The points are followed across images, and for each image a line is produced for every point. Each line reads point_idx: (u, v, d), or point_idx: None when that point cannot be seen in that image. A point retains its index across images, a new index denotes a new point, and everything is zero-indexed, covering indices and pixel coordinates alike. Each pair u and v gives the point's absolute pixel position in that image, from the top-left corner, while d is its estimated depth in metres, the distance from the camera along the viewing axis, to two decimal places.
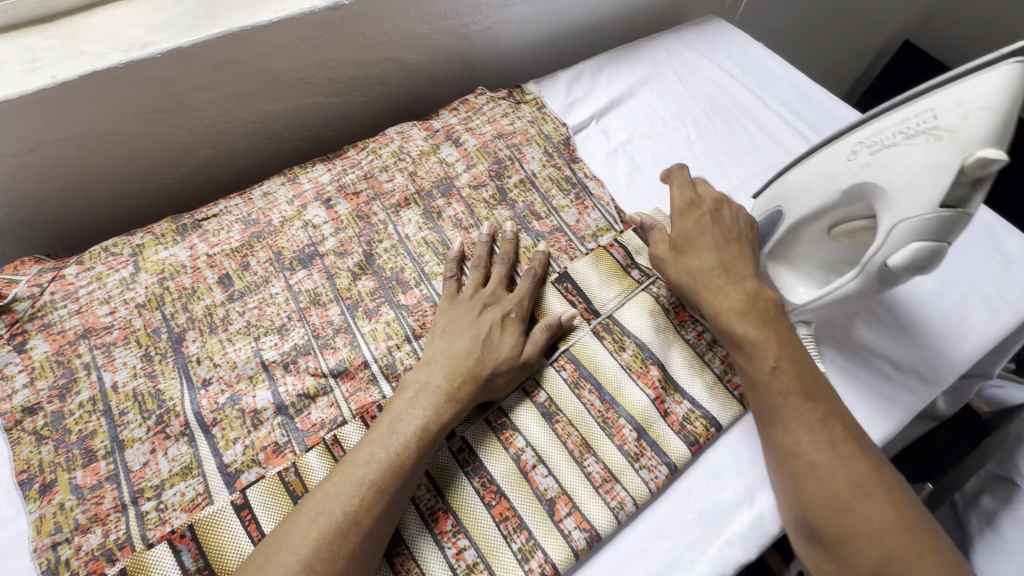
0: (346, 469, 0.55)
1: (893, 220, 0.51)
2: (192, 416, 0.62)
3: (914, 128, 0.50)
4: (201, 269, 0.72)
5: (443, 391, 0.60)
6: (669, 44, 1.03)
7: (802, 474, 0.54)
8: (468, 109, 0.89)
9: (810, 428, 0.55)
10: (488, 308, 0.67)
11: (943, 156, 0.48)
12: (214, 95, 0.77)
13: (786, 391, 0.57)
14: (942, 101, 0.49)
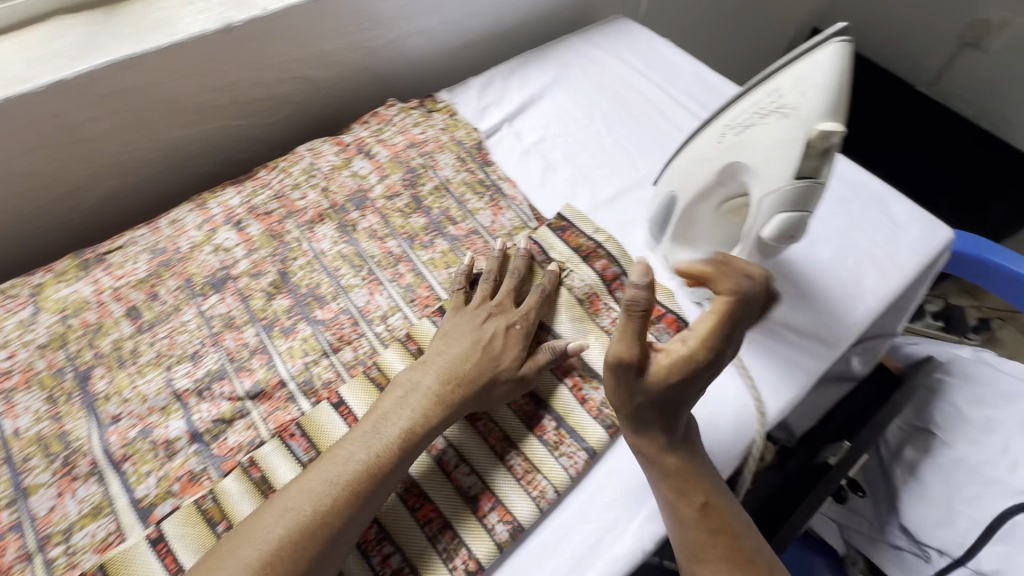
0: (323, 466, 0.55)
1: (759, 194, 0.55)
2: (101, 454, 0.60)
3: (766, 108, 0.54)
4: (106, 303, 0.70)
5: (434, 394, 0.61)
6: (577, 45, 1.07)
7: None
8: (379, 121, 0.90)
9: (740, 569, 0.53)
10: (495, 313, 0.68)
11: (790, 131, 0.51)
12: (110, 126, 0.75)
13: (714, 528, 0.55)
14: (784, 82, 0.53)
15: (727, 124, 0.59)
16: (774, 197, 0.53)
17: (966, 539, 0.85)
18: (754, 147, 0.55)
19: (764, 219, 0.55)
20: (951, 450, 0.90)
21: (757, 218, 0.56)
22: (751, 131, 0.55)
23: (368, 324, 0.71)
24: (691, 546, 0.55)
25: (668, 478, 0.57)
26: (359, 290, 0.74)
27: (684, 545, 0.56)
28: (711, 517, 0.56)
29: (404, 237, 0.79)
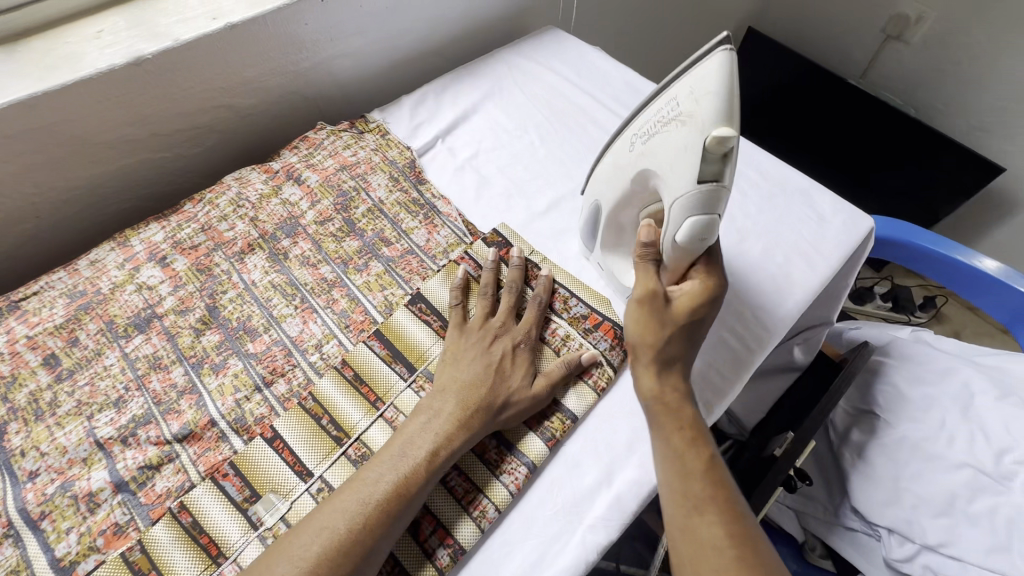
0: (356, 487, 0.56)
1: (671, 202, 0.57)
2: (17, 513, 0.57)
3: (669, 116, 0.56)
4: (21, 353, 0.67)
5: (454, 417, 0.61)
6: (509, 59, 1.08)
7: (723, 569, 0.49)
8: (308, 146, 0.89)
9: (732, 523, 0.52)
10: (501, 334, 0.68)
11: (688, 141, 0.53)
12: (16, 168, 0.72)
13: (712, 481, 0.54)
14: (681, 93, 0.54)
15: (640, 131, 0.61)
16: (682, 201, 0.55)
17: (912, 515, 0.85)
18: (663, 159, 0.57)
19: (677, 227, 0.57)
20: (895, 429, 0.92)
21: (672, 226, 0.58)
22: (659, 144, 0.57)
23: (302, 354, 0.70)
24: (688, 491, 0.54)
25: (676, 427, 0.58)
26: (292, 319, 0.73)
27: (682, 492, 0.54)
28: (715, 471, 0.55)
29: (338, 261, 0.78)
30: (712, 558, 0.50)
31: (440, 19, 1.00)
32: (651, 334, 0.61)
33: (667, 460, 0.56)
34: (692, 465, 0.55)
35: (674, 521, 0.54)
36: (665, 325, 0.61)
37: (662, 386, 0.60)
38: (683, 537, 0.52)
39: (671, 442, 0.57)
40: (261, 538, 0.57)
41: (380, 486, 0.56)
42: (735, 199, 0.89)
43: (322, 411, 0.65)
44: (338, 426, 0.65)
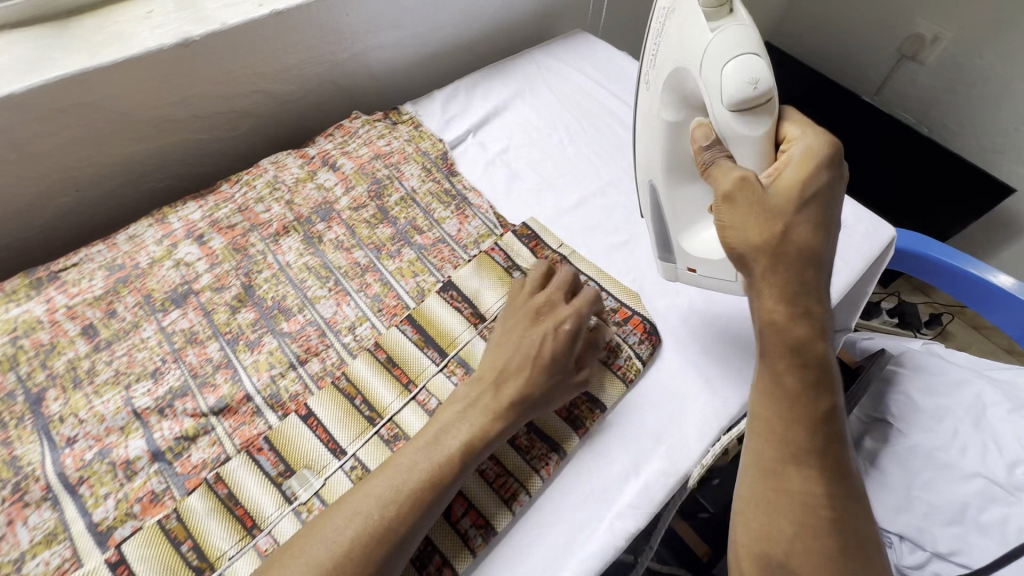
0: (389, 471, 0.55)
1: (704, 70, 0.58)
2: (55, 478, 0.58)
3: (666, 18, 0.65)
4: (60, 322, 0.68)
5: (490, 407, 0.60)
6: (540, 59, 1.09)
7: (809, 524, 0.46)
8: (343, 134, 0.90)
9: (831, 480, 0.47)
10: (545, 317, 0.67)
11: (686, 10, 0.60)
12: (62, 141, 0.73)
13: (822, 429, 0.48)
14: (663, 2, 0.66)
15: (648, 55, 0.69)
16: (712, 55, 0.56)
17: (924, 523, 0.85)
18: (671, 52, 0.63)
19: (718, 84, 0.56)
20: (909, 438, 0.91)
21: (711, 94, 0.57)
22: (665, 45, 0.64)
23: (336, 335, 0.71)
24: (788, 438, 0.48)
25: (793, 364, 0.49)
26: (325, 301, 0.74)
27: (781, 436, 0.49)
28: (829, 424, 0.49)
29: (372, 247, 0.79)
30: (798, 510, 0.47)
31: (474, 15, 1.02)
32: (754, 228, 0.51)
33: (770, 398, 0.50)
34: (804, 413, 0.48)
35: (762, 461, 0.49)
36: (774, 210, 0.50)
37: (794, 302, 0.49)
38: (766, 478, 0.49)
39: (777, 381, 0.50)
40: (295, 512, 0.58)
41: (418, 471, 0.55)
42: None
43: (355, 391, 0.66)
44: (371, 405, 0.65)
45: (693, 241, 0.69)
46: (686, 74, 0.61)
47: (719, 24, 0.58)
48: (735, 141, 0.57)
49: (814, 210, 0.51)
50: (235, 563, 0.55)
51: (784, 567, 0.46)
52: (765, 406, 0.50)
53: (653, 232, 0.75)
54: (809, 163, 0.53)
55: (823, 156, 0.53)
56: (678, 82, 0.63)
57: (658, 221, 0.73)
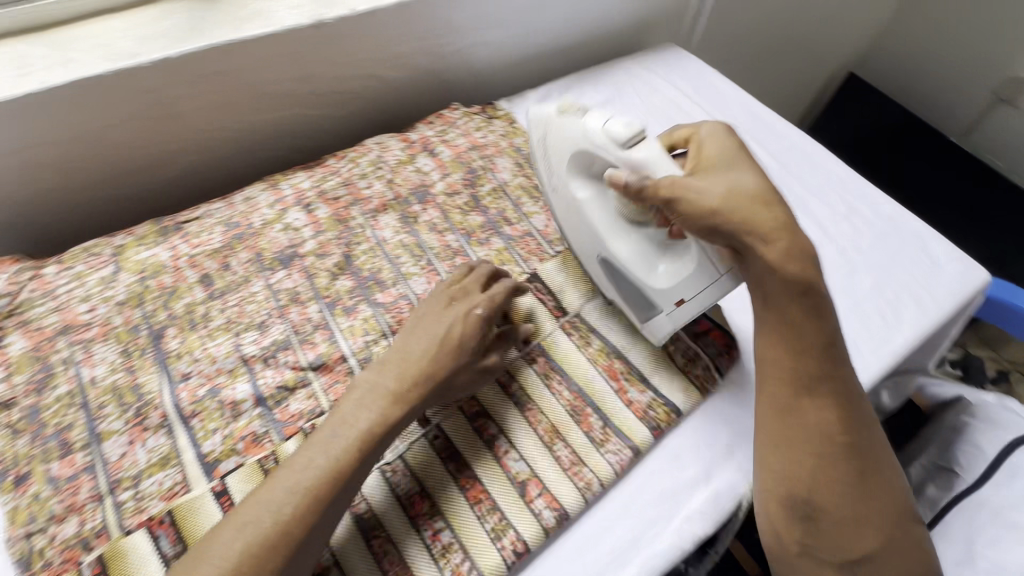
0: (280, 475, 0.53)
1: (593, 137, 0.64)
2: (172, 408, 0.63)
3: (543, 149, 0.73)
4: (182, 269, 0.74)
5: (391, 393, 0.59)
6: (631, 67, 1.10)
7: (823, 454, 0.57)
8: (443, 123, 0.94)
9: (842, 411, 0.58)
10: (456, 300, 0.68)
11: (557, 120, 0.68)
12: (198, 104, 0.79)
13: (830, 366, 0.58)
14: (533, 144, 0.75)
15: (548, 178, 0.75)
16: (591, 124, 0.64)
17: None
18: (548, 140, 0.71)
19: (605, 138, 0.62)
20: (971, 489, 0.82)
21: (600, 148, 0.63)
22: (553, 159, 0.71)
23: None
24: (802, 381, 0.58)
25: (798, 305, 0.57)
26: (418, 278, 0.78)
27: (792, 381, 0.58)
28: (829, 352, 0.58)
29: (462, 232, 0.83)
30: (815, 443, 0.57)
31: (574, 20, 1.04)
32: (713, 195, 0.55)
33: (780, 344, 0.58)
34: (813, 352, 0.57)
35: (776, 403, 0.59)
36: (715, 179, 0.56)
37: (783, 246, 0.55)
38: (784, 417, 0.59)
39: (786, 327, 0.58)
40: (381, 470, 0.61)
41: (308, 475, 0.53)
42: (848, 232, 0.89)
43: None
44: None
45: (666, 279, 0.65)
46: (576, 153, 0.68)
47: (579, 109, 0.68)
48: (655, 164, 0.59)
49: (743, 171, 0.58)
50: None
51: (810, 495, 0.57)
52: (778, 354, 0.59)
53: (630, 304, 0.73)
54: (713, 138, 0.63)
55: (714, 129, 0.64)
56: (573, 168, 0.70)
57: (628, 289, 0.72)
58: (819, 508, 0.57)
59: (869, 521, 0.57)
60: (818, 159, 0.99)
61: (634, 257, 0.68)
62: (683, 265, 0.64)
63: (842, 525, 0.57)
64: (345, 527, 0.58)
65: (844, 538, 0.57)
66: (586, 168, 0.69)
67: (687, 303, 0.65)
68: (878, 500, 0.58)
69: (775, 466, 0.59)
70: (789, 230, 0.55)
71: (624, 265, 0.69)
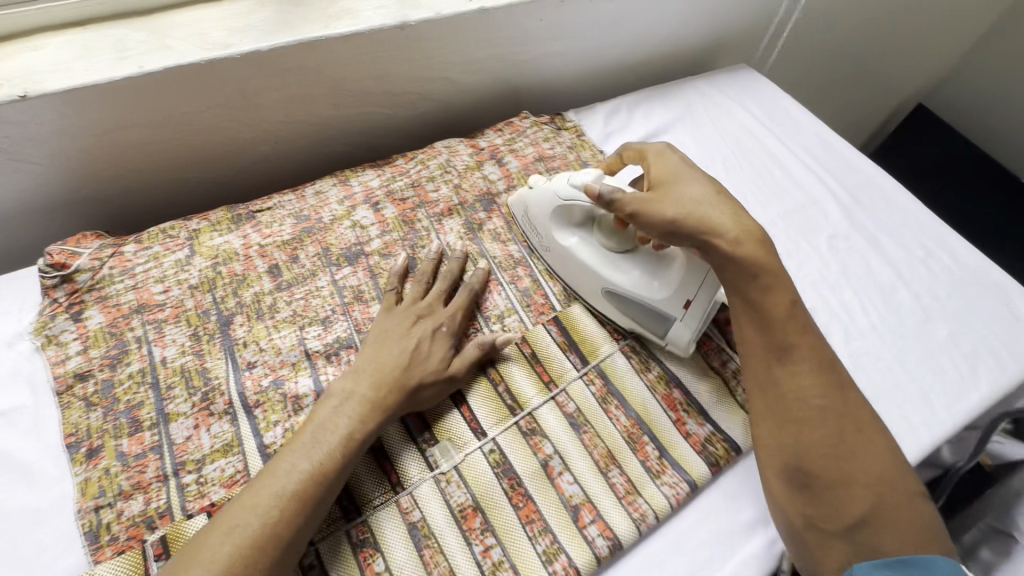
0: (265, 481, 0.53)
1: (563, 187, 0.74)
2: (236, 396, 0.64)
3: (527, 222, 0.80)
4: (252, 258, 0.75)
5: (368, 401, 0.60)
6: (703, 88, 1.08)
7: (806, 419, 0.59)
8: (512, 131, 0.94)
9: (819, 374, 0.60)
10: (425, 318, 0.69)
11: (532, 191, 0.78)
12: (279, 97, 0.79)
13: (800, 334, 0.61)
14: (517, 225, 0.83)
15: (534, 247, 0.81)
16: (559, 182, 0.74)
17: None
18: (530, 208, 0.79)
19: (571, 186, 0.73)
20: None
21: (575, 199, 0.73)
22: (538, 222, 0.78)
23: (485, 321, 0.74)
24: (775, 348, 0.61)
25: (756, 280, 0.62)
26: None
27: (764, 350, 0.62)
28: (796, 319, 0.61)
29: (525, 243, 0.83)
30: (796, 409, 0.59)
31: (650, 34, 1.02)
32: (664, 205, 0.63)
33: (752, 317, 0.63)
34: (779, 321, 0.61)
35: (757, 375, 0.62)
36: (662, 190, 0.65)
37: (730, 231, 0.62)
38: (766, 387, 0.61)
39: (748, 303, 0.63)
40: (436, 479, 0.61)
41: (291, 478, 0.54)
42: (923, 277, 0.85)
43: (499, 379, 0.69)
44: (512, 395, 0.68)
45: (677, 287, 0.68)
46: (554, 211, 0.75)
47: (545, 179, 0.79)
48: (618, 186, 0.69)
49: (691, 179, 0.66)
50: (379, 514, 0.59)
51: (804, 462, 0.58)
52: (745, 328, 0.63)
53: (642, 332, 0.73)
54: (655, 152, 0.72)
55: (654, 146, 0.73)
56: (559, 225, 0.76)
57: (637, 317, 0.72)
58: (812, 473, 0.57)
59: (863, 483, 0.56)
60: (895, 197, 0.94)
61: (640, 277, 0.71)
62: (684, 268, 0.68)
63: (838, 490, 0.56)
64: (399, 533, 0.58)
65: (843, 503, 0.55)
66: (571, 222, 0.76)
67: (694, 304, 0.68)
68: (871, 463, 0.57)
69: (764, 434, 0.61)
70: (733, 214, 0.63)
71: (630, 290, 0.70)
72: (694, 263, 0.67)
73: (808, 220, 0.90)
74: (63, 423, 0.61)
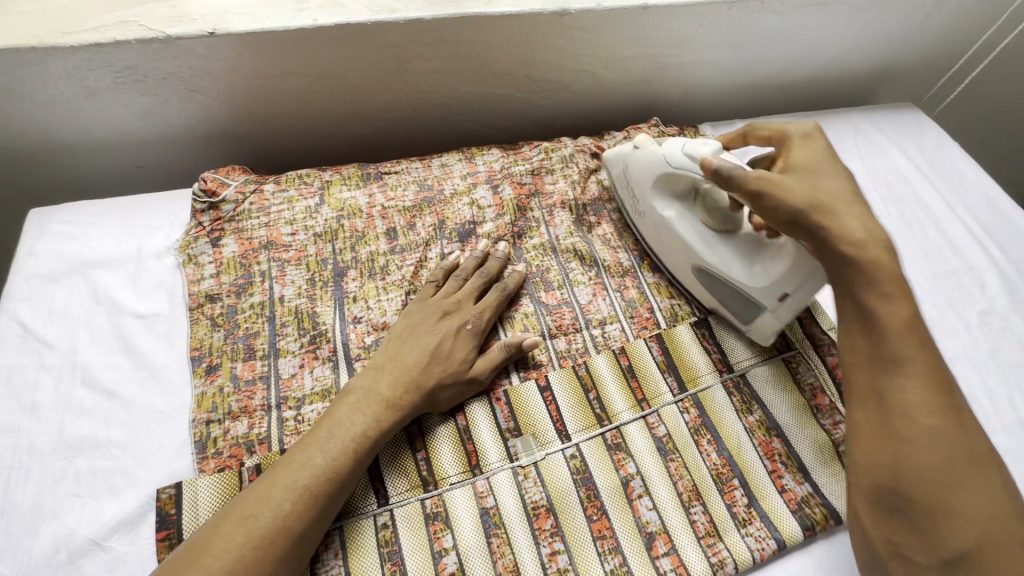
0: (279, 472, 0.54)
1: (672, 154, 0.69)
2: (341, 345, 0.67)
3: (624, 183, 0.78)
4: (374, 218, 0.77)
5: (384, 400, 0.60)
6: (859, 124, 0.98)
7: (908, 437, 0.49)
8: (638, 136, 0.89)
9: (931, 392, 0.50)
10: (451, 314, 0.68)
11: (636, 151, 0.75)
12: (429, 67, 0.80)
13: (916, 342, 0.52)
14: (615, 184, 0.81)
15: (630, 210, 0.79)
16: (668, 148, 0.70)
17: None
18: (630, 170, 0.76)
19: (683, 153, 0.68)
20: None
21: (684, 169, 0.68)
22: (636, 183, 0.76)
23: (587, 325, 0.72)
24: (879, 354, 0.52)
25: (868, 282, 0.54)
26: (584, 287, 0.75)
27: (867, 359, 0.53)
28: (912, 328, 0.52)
29: (636, 254, 0.80)
30: (898, 426, 0.50)
31: (811, 55, 0.95)
32: (794, 193, 0.57)
33: (860, 320, 0.55)
34: (888, 328, 0.52)
35: (857, 383, 0.54)
36: (794, 177, 0.58)
37: (857, 232, 0.55)
38: (866, 397, 0.53)
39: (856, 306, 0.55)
40: (514, 471, 0.61)
41: (305, 474, 0.54)
42: None
43: (592, 385, 0.67)
44: (603, 405, 0.66)
45: (772, 278, 0.65)
46: (655, 177, 0.72)
47: (652, 138, 0.74)
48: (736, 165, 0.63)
49: (830, 174, 0.59)
50: (453, 491, 0.59)
51: (899, 485, 0.49)
52: (851, 332, 0.55)
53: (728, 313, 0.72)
54: (798, 136, 0.63)
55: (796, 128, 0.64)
56: (659, 194, 0.73)
57: (724, 296, 0.70)
58: (905, 496, 0.49)
59: (970, 519, 0.46)
60: None
61: (735, 262, 0.68)
62: (785, 261, 0.64)
63: (938, 521, 0.47)
64: (470, 515, 0.58)
65: (942, 534, 0.47)
66: (673, 192, 0.73)
67: (791, 298, 0.64)
68: (984, 502, 0.47)
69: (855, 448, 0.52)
70: (863, 220, 0.56)
71: (723, 270, 0.68)
72: (801, 253, 0.62)
73: (960, 290, 0.80)
74: (190, 336, 0.66)
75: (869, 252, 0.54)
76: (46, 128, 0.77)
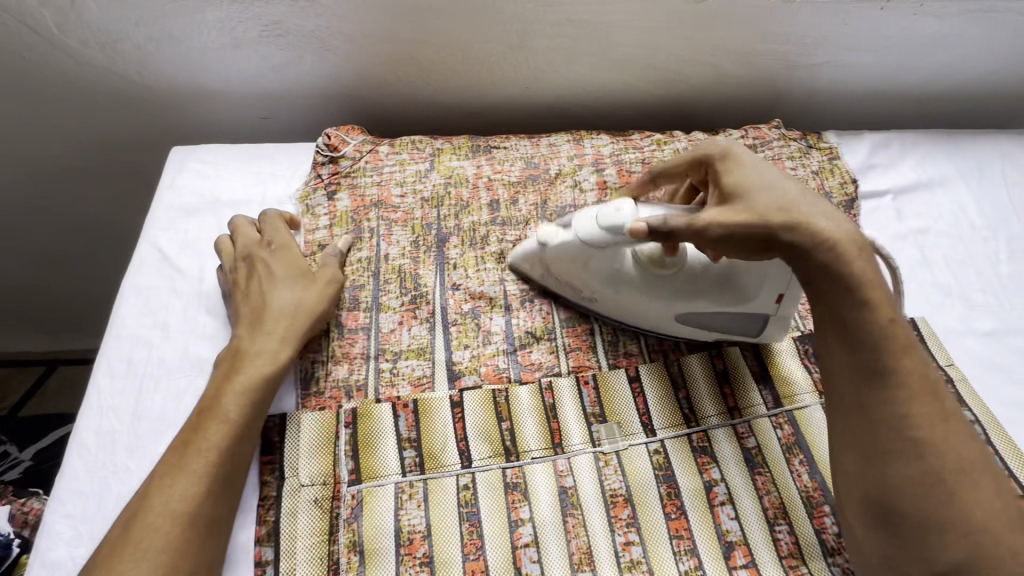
0: (169, 466, 0.52)
1: (592, 241, 0.60)
2: (439, 308, 0.69)
3: (557, 281, 0.68)
4: (479, 188, 0.79)
5: (239, 352, 0.60)
6: (1009, 147, 0.89)
7: (894, 452, 0.48)
8: (757, 136, 0.86)
9: (915, 403, 0.48)
10: (255, 254, 0.67)
11: (547, 252, 0.66)
12: (550, 45, 0.80)
13: (902, 350, 0.49)
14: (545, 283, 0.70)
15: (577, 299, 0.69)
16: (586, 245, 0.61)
17: None
18: (550, 265, 0.67)
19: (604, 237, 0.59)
20: None
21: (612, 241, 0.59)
22: (573, 277, 0.66)
23: None
24: (865, 367, 0.50)
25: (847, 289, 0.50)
26: None
27: (850, 373, 0.51)
28: (895, 337, 0.49)
29: None
30: (884, 442, 0.49)
31: (964, 67, 0.87)
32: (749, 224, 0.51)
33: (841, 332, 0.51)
34: (872, 341, 0.50)
35: (843, 399, 0.52)
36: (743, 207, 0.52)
37: (830, 241, 0.50)
38: (852, 412, 0.51)
39: (834, 318, 0.52)
40: (594, 456, 0.61)
41: (192, 459, 0.52)
42: None
43: (682, 384, 0.65)
44: (691, 406, 0.64)
45: (762, 289, 0.60)
46: (593, 263, 0.63)
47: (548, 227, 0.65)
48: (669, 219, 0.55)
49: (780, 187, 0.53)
50: (534, 465, 0.60)
51: (886, 500, 0.48)
52: (833, 343, 0.52)
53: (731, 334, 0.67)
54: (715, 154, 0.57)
55: (714, 149, 0.57)
56: (598, 276, 0.64)
57: (719, 324, 0.65)
58: (894, 510, 0.48)
59: (959, 530, 0.46)
60: None
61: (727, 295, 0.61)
62: (767, 272, 0.59)
63: (928, 533, 0.46)
64: (548, 491, 0.59)
65: (932, 548, 0.46)
66: (612, 271, 0.64)
67: (786, 297, 0.60)
68: (974, 512, 0.46)
69: (846, 464, 0.51)
70: (834, 224, 0.51)
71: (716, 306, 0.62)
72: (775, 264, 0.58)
73: None
74: None
75: (855, 262, 0.50)
76: (194, 74, 0.83)
